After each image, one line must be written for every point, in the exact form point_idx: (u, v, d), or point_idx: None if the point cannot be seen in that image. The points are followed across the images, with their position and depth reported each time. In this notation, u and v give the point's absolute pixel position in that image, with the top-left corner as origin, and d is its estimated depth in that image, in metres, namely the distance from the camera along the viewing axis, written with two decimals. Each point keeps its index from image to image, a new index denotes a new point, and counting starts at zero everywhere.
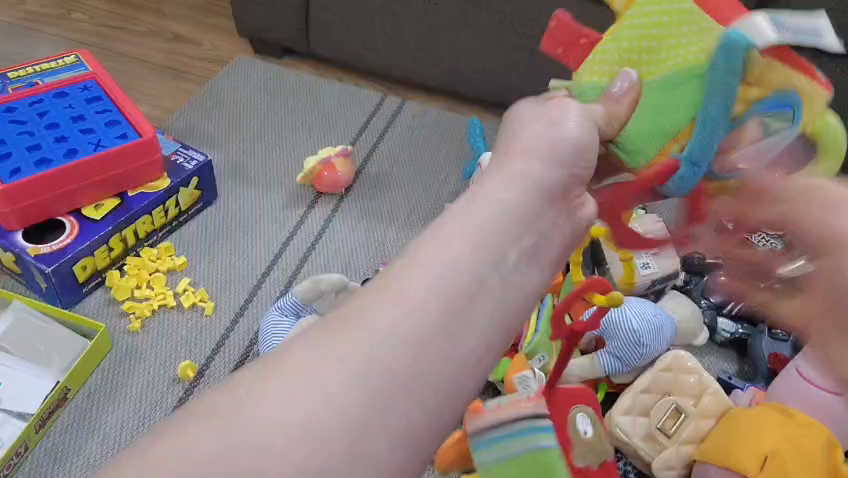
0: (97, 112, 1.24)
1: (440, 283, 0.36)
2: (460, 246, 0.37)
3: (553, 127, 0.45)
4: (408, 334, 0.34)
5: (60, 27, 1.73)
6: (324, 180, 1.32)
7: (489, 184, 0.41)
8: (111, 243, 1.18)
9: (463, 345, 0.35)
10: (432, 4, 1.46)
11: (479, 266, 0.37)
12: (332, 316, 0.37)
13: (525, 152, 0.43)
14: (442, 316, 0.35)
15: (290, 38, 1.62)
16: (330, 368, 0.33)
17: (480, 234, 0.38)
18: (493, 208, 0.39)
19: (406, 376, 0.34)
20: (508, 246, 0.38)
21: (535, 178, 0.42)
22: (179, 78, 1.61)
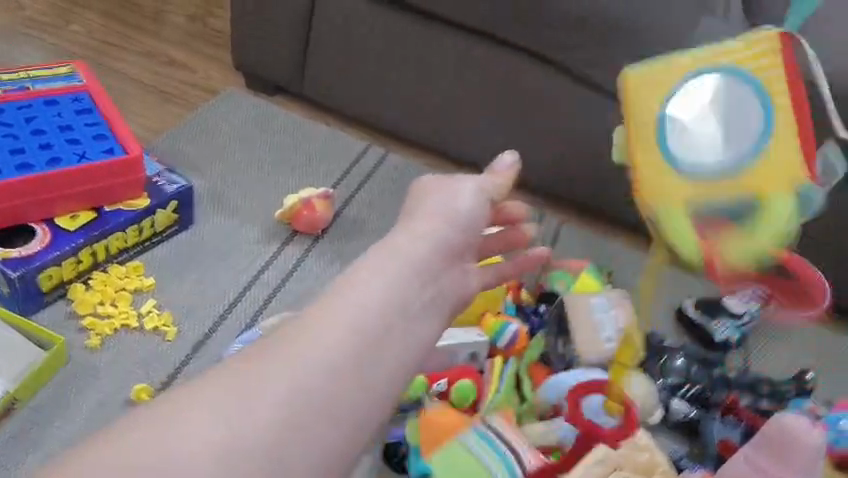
0: (85, 124, 1.24)
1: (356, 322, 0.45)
2: (367, 292, 0.47)
3: (448, 198, 0.57)
4: (327, 364, 0.43)
5: (55, 37, 1.73)
6: (302, 219, 1.33)
7: (400, 238, 0.52)
8: (81, 255, 1.17)
9: (375, 375, 0.44)
10: (428, 65, 1.52)
11: (392, 304, 0.47)
12: (270, 340, 0.44)
13: (431, 214, 0.54)
14: (358, 349, 0.44)
15: (285, 77, 1.65)
16: (264, 387, 0.41)
17: (394, 287, 0.48)
18: (404, 261, 0.50)
19: (329, 399, 0.42)
20: (414, 297, 0.49)
21: (444, 236, 0.53)
22: (169, 101, 1.63)
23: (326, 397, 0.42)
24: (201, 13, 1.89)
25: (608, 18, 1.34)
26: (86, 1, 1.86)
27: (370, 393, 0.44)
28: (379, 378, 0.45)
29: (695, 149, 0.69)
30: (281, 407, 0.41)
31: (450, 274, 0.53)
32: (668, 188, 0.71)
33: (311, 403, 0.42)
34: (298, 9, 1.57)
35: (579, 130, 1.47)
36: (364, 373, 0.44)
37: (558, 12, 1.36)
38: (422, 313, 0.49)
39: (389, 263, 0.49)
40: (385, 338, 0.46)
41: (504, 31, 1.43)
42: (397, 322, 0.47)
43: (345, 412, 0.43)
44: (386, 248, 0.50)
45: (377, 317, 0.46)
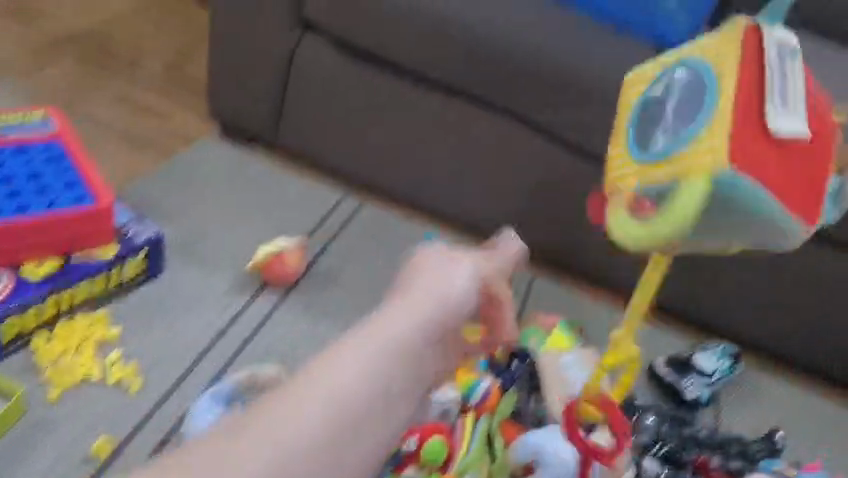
0: (55, 172, 1.23)
1: (360, 384, 0.50)
2: (371, 356, 0.52)
3: (439, 282, 0.61)
4: (313, 439, 0.47)
5: (29, 81, 1.72)
6: (274, 269, 1.32)
7: (399, 309, 0.56)
8: (44, 305, 1.14)
9: (352, 450, 0.49)
10: (404, 119, 1.54)
11: (392, 373, 0.52)
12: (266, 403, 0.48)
13: (427, 290, 0.60)
14: (340, 426, 0.49)
15: (261, 126, 1.65)
16: (266, 436, 0.46)
17: (398, 355, 0.53)
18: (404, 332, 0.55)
19: (309, 468, 0.47)
20: (408, 373, 0.54)
21: (435, 315, 0.58)
22: (142, 148, 1.62)
23: (320, 451, 0.47)
24: (178, 61, 1.90)
25: (581, 78, 1.38)
26: (63, 45, 1.86)
27: (356, 450, 0.50)
28: (364, 439, 0.50)
29: (649, 141, 0.81)
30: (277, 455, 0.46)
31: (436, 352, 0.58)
32: (619, 175, 0.82)
33: (305, 453, 0.47)
34: (277, 60, 1.58)
35: (552, 186, 1.49)
36: (345, 441, 0.49)
37: (532, 72, 1.40)
38: (413, 382, 0.54)
39: (393, 331, 0.54)
40: (365, 416, 0.50)
41: (479, 88, 1.45)
42: (379, 402, 0.51)
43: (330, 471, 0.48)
44: (382, 324, 0.55)
45: (362, 399, 0.50)
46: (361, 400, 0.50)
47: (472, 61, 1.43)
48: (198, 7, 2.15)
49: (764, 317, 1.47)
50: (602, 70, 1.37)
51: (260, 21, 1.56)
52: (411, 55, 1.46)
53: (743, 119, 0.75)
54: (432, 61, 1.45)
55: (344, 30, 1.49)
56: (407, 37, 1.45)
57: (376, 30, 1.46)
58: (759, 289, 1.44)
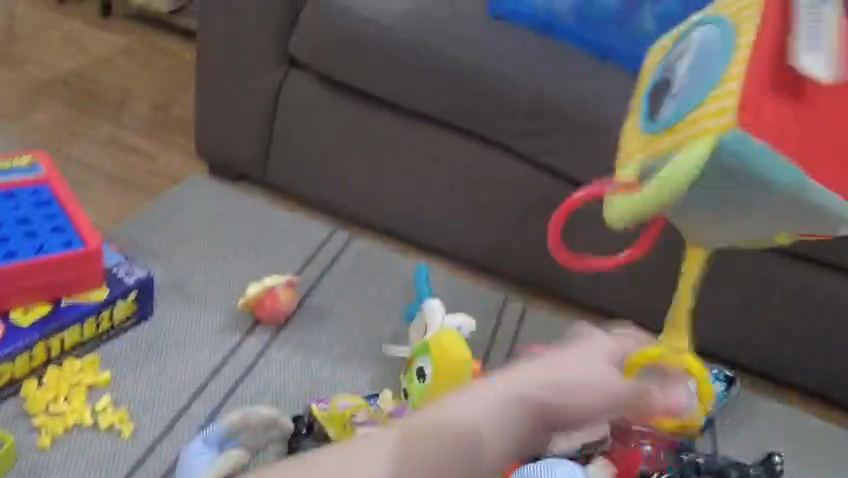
0: (44, 216, 1.23)
1: (419, 451, 0.55)
2: (471, 415, 0.58)
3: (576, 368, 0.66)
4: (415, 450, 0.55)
5: (17, 126, 1.73)
6: (265, 308, 1.31)
7: (514, 381, 0.61)
8: (33, 351, 1.13)
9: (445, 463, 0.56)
10: (391, 153, 1.55)
11: (463, 443, 0.57)
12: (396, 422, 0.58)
13: (562, 364, 0.65)
14: (442, 444, 0.56)
15: (249, 164, 1.66)
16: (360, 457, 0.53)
17: (488, 417, 0.58)
18: (497, 403, 0.59)
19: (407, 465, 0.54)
20: (488, 438, 0.58)
21: (558, 383, 0.63)
22: (130, 189, 1.62)
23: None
24: (165, 102, 1.91)
25: (565, 108, 1.40)
26: (49, 90, 1.86)
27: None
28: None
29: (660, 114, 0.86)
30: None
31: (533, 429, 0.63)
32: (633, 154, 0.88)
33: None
34: (262, 98, 1.59)
35: (540, 215, 1.50)
36: (443, 457, 0.56)
37: (516, 104, 1.42)
38: (515, 428, 0.60)
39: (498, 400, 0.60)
40: (466, 441, 0.57)
41: (465, 121, 1.47)
42: (480, 432, 0.58)
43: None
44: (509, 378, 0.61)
45: (469, 426, 0.57)
46: (446, 449, 0.56)
47: (456, 93, 1.44)
48: (182, 48, 2.17)
49: (754, 337, 1.48)
50: (584, 99, 1.40)
51: (245, 60, 1.58)
52: (396, 90, 1.48)
53: (765, 64, 0.76)
54: (417, 95, 1.47)
55: (329, 66, 1.50)
56: (391, 72, 1.47)
57: (360, 66, 1.48)
58: (748, 310, 1.45)
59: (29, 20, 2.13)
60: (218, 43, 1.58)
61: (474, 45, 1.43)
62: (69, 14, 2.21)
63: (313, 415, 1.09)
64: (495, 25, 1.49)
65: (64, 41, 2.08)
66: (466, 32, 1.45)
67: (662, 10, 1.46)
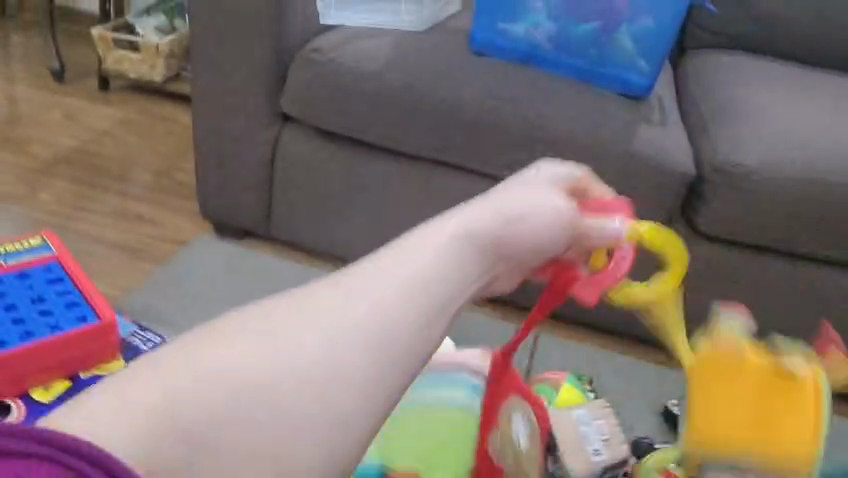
0: (57, 293, 1.26)
1: (328, 339, 0.40)
2: (436, 256, 0.45)
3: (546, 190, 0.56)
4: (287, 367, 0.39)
5: (26, 207, 1.77)
6: None
7: (449, 224, 0.47)
8: None
9: (329, 369, 0.40)
10: (389, 196, 1.58)
11: (390, 330, 0.41)
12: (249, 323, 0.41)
13: (487, 212, 0.50)
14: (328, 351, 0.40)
15: (252, 220, 1.69)
16: (317, 320, 0.41)
17: (457, 255, 0.46)
18: (421, 267, 0.44)
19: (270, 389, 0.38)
20: (461, 278, 0.46)
21: (485, 226, 0.48)
22: (139, 257, 1.65)
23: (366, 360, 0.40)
24: (166, 168, 1.96)
25: (552, 135, 1.43)
26: (54, 169, 1.92)
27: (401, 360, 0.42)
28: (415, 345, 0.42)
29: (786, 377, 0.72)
30: (321, 352, 0.40)
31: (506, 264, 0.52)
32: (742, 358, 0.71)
33: (360, 357, 0.40)
34: (259, 156, 1.63)
35: None
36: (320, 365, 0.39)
37: (505, 136, 1.45)
38: (434, 309, 0.43)
39: (462, 234, 0.47)
40: (359, 343, 0.41)
41: (457, 157, 1.50)
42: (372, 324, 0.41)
43: (384, 384, 0.41)
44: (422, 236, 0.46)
45: (364, 321, 0.41)
46: (455, 271, 0.45)
47: (446, 132, 1.47)
48: (178, 114, 2.23)
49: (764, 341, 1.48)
50: (571, 124, 1.43)
51: (238, 120, 1.62)
52: (387, 135, 1.51)
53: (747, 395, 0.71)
54: (409, 137, 1.50)
55: (321, 118, 1.54)
56: (381, 118, 1.50)
57: (350, 115, 1.52)
58: None
59: (30, 103, 2.20)
60: (211, 107, 1.62)
61: (459, 83, 1.47)
62: (67, 93, 2.27)
63: None
64: (477, 62, 1.52)
65: (65, 119, 2.15)
66: (449, 72, 1.48)
67: (642, 30, 1.48)
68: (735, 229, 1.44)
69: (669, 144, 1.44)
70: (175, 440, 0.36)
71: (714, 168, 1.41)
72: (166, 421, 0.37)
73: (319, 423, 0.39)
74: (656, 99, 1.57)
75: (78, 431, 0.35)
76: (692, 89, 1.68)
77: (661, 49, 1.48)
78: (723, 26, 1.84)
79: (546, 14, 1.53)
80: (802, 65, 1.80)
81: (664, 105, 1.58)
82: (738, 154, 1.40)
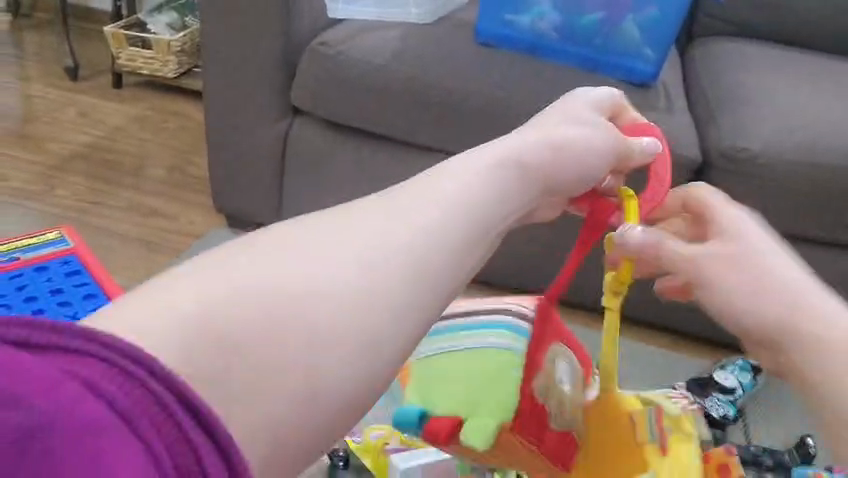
0: (75, 284, 1.29)
1: (373, 258, 0.43)
2: (465, 188, 0.50)
3: (580, 125, 0.65)
4: (332, 283, 0.42)
5: (43, 202, 1.81)
6: None
7: (479, 160, 0.53)
8: None
9: (372, 290, 0.42)
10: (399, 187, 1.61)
11: (429, 254, 0.45)
12: (296, 235, 0.44)
13: (510, 156, 0.56)
14: (371, 269, 0.43)
15: (264, 213, 1.72)
16: (359, 239, 0.44)
17: (493, 183, 0.52)
18: (456, 193, 0.49)
19: (317, 303, 0.41)
20: (489, 208, 0.51)
21: (507, 168, 0.55)
22: (154, 250, 1.69)
23: (401, 274, 0.44)
24: (180, 162, 2.00)
25: None
26: (70, 165, 1.95)
27: (435, 279, 0.45)
28: (450, 263, 0.46)
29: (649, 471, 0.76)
30: (352, 269, 0.43)
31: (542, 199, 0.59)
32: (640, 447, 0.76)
33: (399, 280, 0.43)
34: (271, 149, 1.66)
35: (547, 231, 1.56)
36: (364, 281, 0.42)
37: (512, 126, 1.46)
38: (467, 236, 0.48)
39: (498, 164, 0.54)
40: (399, 266, 0.44)
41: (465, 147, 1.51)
42: (413, 250, 0.45)
43: (418, 307, 0.44)
44: (454, 176, 0.51)
45: (407, 243, 0.45)
46: (482, 205, 0.50)
47: (454, 123, 1.49)
48: (190, 109, 2.26)
49: None
50: None
51: (250, 114, 1.64)
52: (395, 126, 1.53)
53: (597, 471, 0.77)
54: (417, 128, 1.52)
55: (330, 111, 1.56)
56: (390, 110, 1.52)
57: (360, 107, 1.54)
58: None
59: (45, 101, 2.23)
60: (222, 101, 1.65)
61: (466, 74, 1.48)
62: (81, 91, 2.31)
63: (349, 449, 1.08)
64: (484, 53, 1.54)
65: (81, 116, 2.18)
66: (455, 63, 1.50)
67: (648, 19, 1.49)
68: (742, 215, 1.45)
69: (675, 131, 1.45)
70: (214, 351, 0.38)
71: (720, 155, 1.42)
72: (211, 333, 0.38)
73: (350, 343, 0.41)
74: (663, 87, 1.58)
75: (121, 326, 0.37)
76: (699, 77, 1.69)
77: (667, 37, 1.49)
78: (729, 16, 1.85)
79: (551, 5, 1.53)
80: (808, 51, 1.80)
81: (670, 93, 1.59)
82: (743, 141, 1.41)
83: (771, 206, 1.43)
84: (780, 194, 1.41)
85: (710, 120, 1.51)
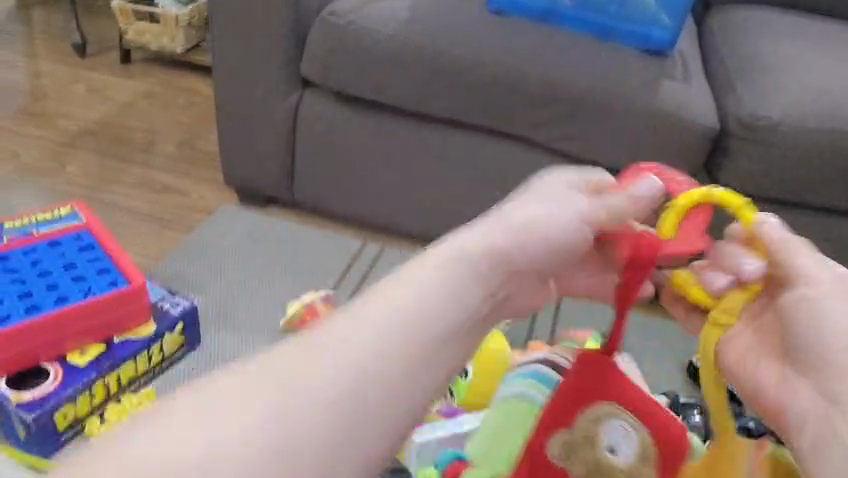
0: (88, 260, 1.29)
1: (373, 353, 0.48)
2: (451, 273, 0.55)
3: (553, 204, 0.63)
4: (335, 385, 0.45)
5: (54, 179, 1.80)
6: (306, 324, 1.36)
7: (464, 241, 0.57)
8: (94, 389, 1.19)
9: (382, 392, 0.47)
10: (411, 161, 1.59)
11: (425, 337, 0.50)
12: (295, 344, 0.47)
13: (498, 234, 0.59)
14: (370, 366, 0.47)
15: (275, 189, 1.71)
16: (351, 341, 0.48)
17: (445, 289, 0.53)
18: (442, 279, 0.54)
19: (320, 404, 0.44)
20: (478, 283, 0.56)
21: (496, 249, 0.58)
22: (166, 226, 1.68)
23: (346, 409, 0.45)
24: (190, 138, 1.98)
25: (574, 94, 1.42)
26: (80, 142, 1.94)
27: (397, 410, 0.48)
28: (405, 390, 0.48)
29: None
30: (349, 368, 0.46)
31: (515, 285, 0.61)
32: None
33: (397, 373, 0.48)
34: (282, 123, 1.64)
35: None
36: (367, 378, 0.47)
37: (525, 95, 1.44)
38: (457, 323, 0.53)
39: (448, 266, 0.55)
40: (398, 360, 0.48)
41: (477, 118, 1.49)
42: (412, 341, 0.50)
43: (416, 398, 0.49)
44: (440, 256, 0.55)
45: (400, 337, 0.49)
46: (470, 280, 0.55)
47: (468, 94, 1.47)
48: (199, 85, 2.24)
49: None
50: (593, 83, 1.41)
51: (260, 88, 1.62)
52: (407, 97, 1.51)
53: None
54: (429, 99, 1.50)
55: (341, 83, 1.54)
56: (403, 81, 1.50)
57: (371, 79, 1.52)
58: None
59: (53, 78, 2.22)
60: (231, 76, 1.63)
61: (480, 44, 1.45)
62: (89, 67, 2.29)
63: None
64: (496, 22, 1.51)
65: (89, 92, 2.17)
66: (468, 32, 1.47)
67: None
68: (760, 185, 1.42)
69: (692, 100, 1.42)
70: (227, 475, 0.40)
71: (739, 123, 1.40)
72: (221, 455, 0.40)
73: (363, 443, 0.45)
74: (679, 55, 1.55)
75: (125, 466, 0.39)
76: (716, 45, 1.66)
77: (682, 2, 1.45)
78: None
79: None
80: (826, 17, 1.76)
81: (687, 61, 1.55)
82: (763, 109, 1.38)
83: (790, 175, 1.40)
84: (800, 162, 1.39)
85: (728, 89, 1.48)
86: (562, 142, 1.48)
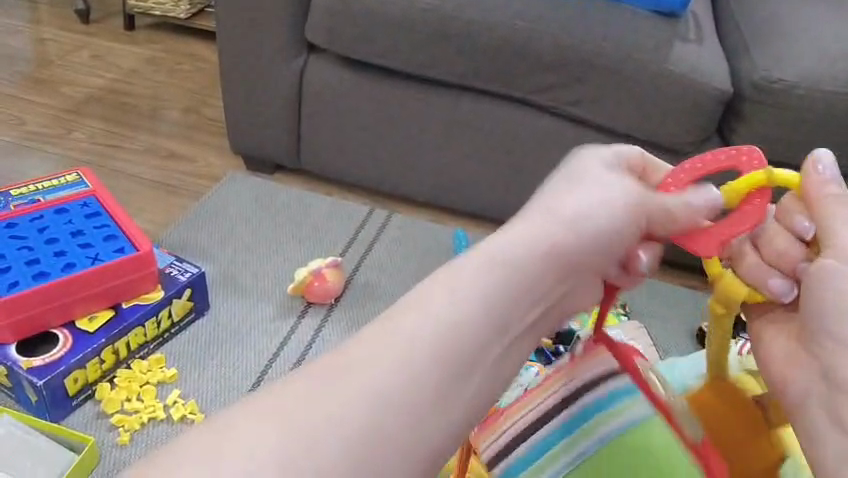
0: (95, 227, 1.29)
1: (450, 345, 0.49)
2: (523, 260, 0.55)
3: (601, 197, 0.61)
4: (410, 383, 0.46)
5: (59, 146, 1.79)
6: (314, 290, 1.36)
7: (534, 223, 0.57)
8: (103, 355, 1.19)
9: (456, 396, 0.49)
10: (417, 125, 1.57)
11: (495, 329, 0.51)
12: (369, 334, 0.49)
13: (560, 219, 0.58)
14: (447, 366, 0.48)
15: (281, 155, 1.70)
16: (425, 332, 0.48)
17: (485, 300, 0.51)
18: (511, 268, 0.54)
19: (403, 396, 0.46)
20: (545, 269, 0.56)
21: (560, 241, 0.57)
22: (171, 192, 1.67)
23: (423, 404, 0.47)
24: (195, 104, 1.97)
25: (581, 56, 1.39)
26: (85, 108, 1.93)
27: (425, 431, 0.47)
28: (434, 415, 0.47)
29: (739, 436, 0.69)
30: (426, 364, 0.47)
31: (573, 285, 0.59)
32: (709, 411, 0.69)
33: (469, 371, 0.49)
34: (286, 87, 1.62)
35: None
36: (442, 372, 0.48)
37: (532, 57, 1.41)
38: (522, 320, 0.54)
39: (493, 269, 0.53)
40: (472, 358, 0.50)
41: (485, 81, 1.47)
42: (487, 338, 0.51)
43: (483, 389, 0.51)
44: (509, 244, 0.55)
45: (476, 334, 0.50)
46: (538, 265, 0.55)
47: (475, 57, 1.45)
48: (204, 51, 2.21)
49: None
50: (602, 44, 1.38)
51: (263, 52, 1.60)
52: (411, 61, 1.49)
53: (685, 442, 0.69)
54: (433, 62, 1.48)
55: (346, 47, 1.52)
56: (407, 44, 1.47)
57: (376, 42, 1.49)
58: None
59: (57, 44, 2.20)
60: (233, 39, 1.61)
61: (486, 5, 1.42)
62: (93, 33, 2.27)
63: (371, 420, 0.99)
64: None
65: (93, 59, 2.15)
66: None
67: None
68: (771, 148, 1.40)
69: (703, 62, 1.40)
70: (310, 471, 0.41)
71: (752, 85, 1.37)
72: (303, 448, 0.42)
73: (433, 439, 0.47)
74: (691, 17, 1.52)
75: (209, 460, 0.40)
76: (729, 6, 1.62)
77: None
78: None
79: None
80: None
81: (698, 22, 1.52)
82: (777, 71, 1.36)
83: (805, 137, 1.38)
84: (814, 124, 1.36)
85: (741, 50, 1.45)
86: (570, 106, 1.45)
